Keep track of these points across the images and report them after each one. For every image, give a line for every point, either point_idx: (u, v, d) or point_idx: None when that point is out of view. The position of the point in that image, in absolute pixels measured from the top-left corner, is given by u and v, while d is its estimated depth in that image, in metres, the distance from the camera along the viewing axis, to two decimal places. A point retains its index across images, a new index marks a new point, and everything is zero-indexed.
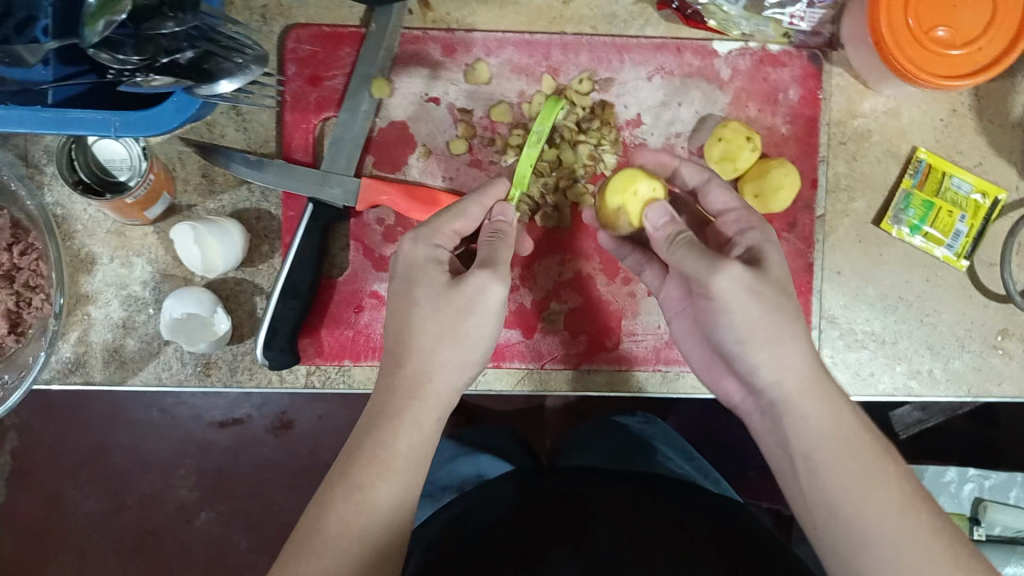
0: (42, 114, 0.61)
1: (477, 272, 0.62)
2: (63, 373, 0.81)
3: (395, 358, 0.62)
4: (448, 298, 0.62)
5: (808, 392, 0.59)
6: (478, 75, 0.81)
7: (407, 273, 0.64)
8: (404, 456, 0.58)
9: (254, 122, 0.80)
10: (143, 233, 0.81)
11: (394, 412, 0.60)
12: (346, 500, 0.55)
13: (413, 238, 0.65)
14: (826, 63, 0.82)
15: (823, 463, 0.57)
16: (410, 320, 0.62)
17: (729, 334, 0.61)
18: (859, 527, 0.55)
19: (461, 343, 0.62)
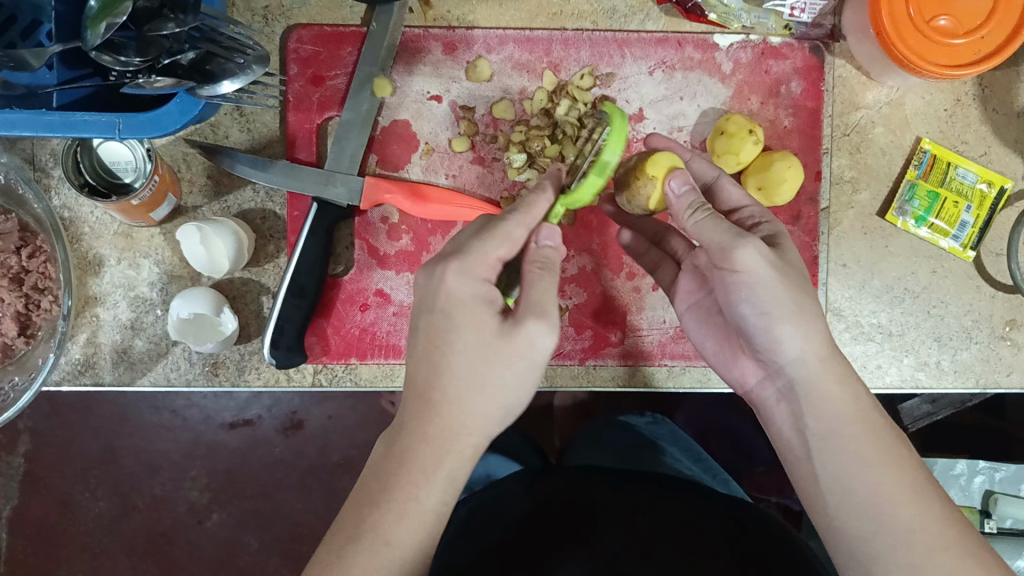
0: (47, 117, 0.61)
1: (530, 324, 0.59)
2: (73, 375, 0.82)
3: (428, 401, 0.59)
4: (496, 347, 0.59)
5: (827, 371, 0.61)
6: (479, 72, 0.81)
7: (449, 308, 0.60)
8: (434, 512, 0.58)
9: (258, 122, 0.81)
10: (150, 234, 0.82)
11: (427, 466, 0.58)
12: (371, 554, 0.56)
13: (458, 269, 0.60)
14: (828, 55, 0.82)
15: (838, 445, 0.60)
16: (450, 365, 0.59)
17: (751, 308, 0.62)
18: (874, 512, 0.57)
19: (503, 389, 0.60)
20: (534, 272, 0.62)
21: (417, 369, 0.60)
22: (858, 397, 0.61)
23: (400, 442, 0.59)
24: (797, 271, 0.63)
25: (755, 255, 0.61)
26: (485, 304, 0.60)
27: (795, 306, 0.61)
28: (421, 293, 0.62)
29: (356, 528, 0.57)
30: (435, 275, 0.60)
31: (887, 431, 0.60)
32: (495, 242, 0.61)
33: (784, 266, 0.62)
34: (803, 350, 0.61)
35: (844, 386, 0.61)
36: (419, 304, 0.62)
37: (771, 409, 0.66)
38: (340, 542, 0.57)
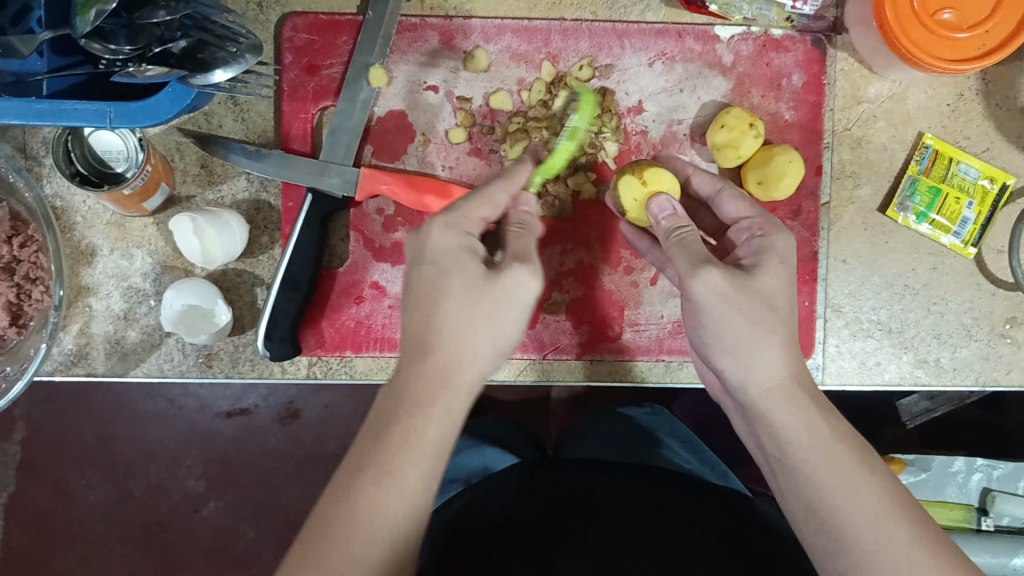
0: (36, 105, 0.60)
1: (514, 268, 0.59)
2: (65, 365, 0.81)
3: (423, 349, 0.57)
4: (484, 290, 0.58)
5: (774, 399, 0.59)
6: (477, 62, 0.80)
7: (438, 260, 0.59)
8: (435, 444, 0.54)
9: (252, 112, 0.80)
10: (143, 224, 0.81)
11: (427, 398, 0.55)
12: (376, 486, 0.52)
13: (442, 223, 0.60)
14: (830, 48, 0.81)
15: (794, 467, 0.58)
16: (439, 309, 0.58)
17: (705, 335, 0.62)
18: (838, 533, 0.55)
19: (495, 329, 0.59)
20: (513, 231, 0.63)
21: (410, 318, 0.59)
22: (812, 424, 0.58)
23: (396, 383, 0.56)
24: (755, 297, 0.60)
25: (708, 283, 0.60)
26: (470, 252, 0.60)
27: (741, 336, 0.60)
28: (409, 251, 0.62)
29: (359, 461, 0.53)
30: (423, 231, 0.60)
31: (846, 454, 0.57)
32: (480, 203, 0.62)
33: (738, 296, 0.60)
34: (745, 377, 0.60)
35: (796, 413, 0.59)
36: (408, 262, 0.61)
37: (738, 425, 0.66)
38: (342, 482, 0.53)
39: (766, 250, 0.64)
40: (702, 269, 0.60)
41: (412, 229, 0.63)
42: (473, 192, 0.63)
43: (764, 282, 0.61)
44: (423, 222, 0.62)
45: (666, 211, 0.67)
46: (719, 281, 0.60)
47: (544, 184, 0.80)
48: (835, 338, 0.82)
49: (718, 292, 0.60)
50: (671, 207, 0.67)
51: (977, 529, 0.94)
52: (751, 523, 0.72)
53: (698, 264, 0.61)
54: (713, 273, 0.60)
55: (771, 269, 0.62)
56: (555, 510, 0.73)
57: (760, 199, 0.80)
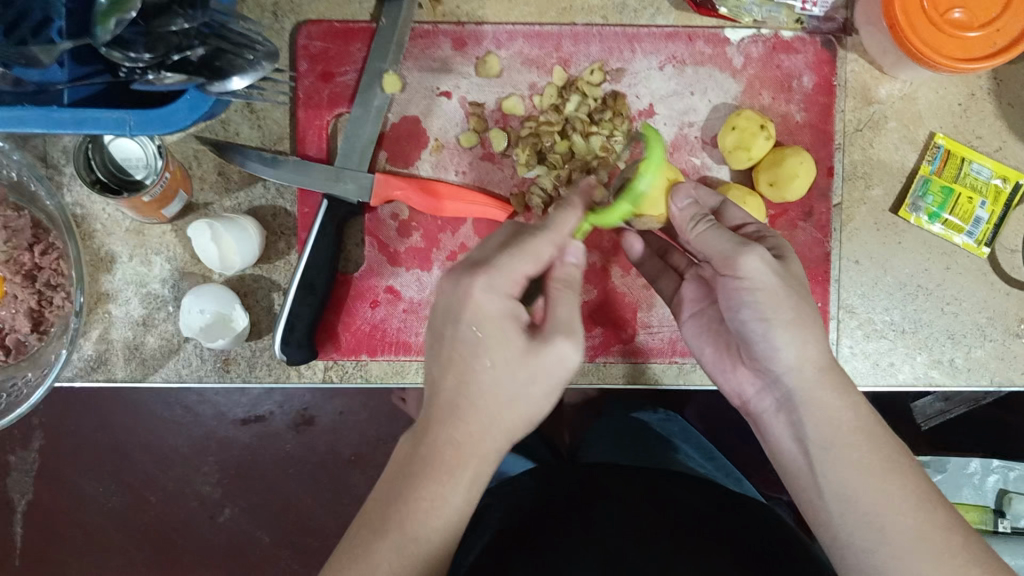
0: (57, 114, 0.62)
1: (558, 340, 0.59)
2: (85, 371, 0.82)
3: (454, 411, 0.58)
4: (526, 362, 0.59)
5: (825, 379, 0.62)
6: (488, 67, 0.81)
7: (479, 328, 0.58)
8: (458, 510, 0.58)
9: (268, 119, 0.81)
10: (161, 231, 0.82)
11: (454, 468, 0.58)
12: (398, 550, 0.56)
13: (485, 286, 0.58)
14: (840, 49, 0.81)
15: (841, 455, 0.59)
16: (481, 381, 0.59)
17: (751, 313, 0.63)
18: (880, 522, 0.57)
19: (528, 398, 0.60)
20: (557, 289, 0.62)
21: (442, 377, 0.59)
22: (858, 406, 0.61)
23: (428, 442, 0.58)
24: (799, 281, 0.63)
25: (757, 261, 0.61)
26: (511, 321, 0.59)
27: (794, 315, 0.61)
28: (446, 300, 0.60)
29: (383, 523, 0.57)
30: (463, 287, 0.58)
31: (888, 439, 0.60)
32: (524, 259, 0.59)
33: (784, 274, 0.62)
34: (800, 358, 0.61)
35: (843, 394, 0.61)
36: (442, 314, 0.60)
37: (772, 426, 0.65)
38: (367, 535, 0.57)
39: (781, 243, 0.67)
40: (754, 244, 0.62)
41: (450, 273, 0.60)
42: (516, 244, 0.60)
43: (796, 267, 0.64)
44: (462, 272, 0.59)
45: (686, 201, 0.69)
46: (768, 259, 0.62)
47: (555, 188, 0.80)
48: (848, 339, 0.81)
49: (770, 267, 0.62)
50: (690, 198, 0.69)
51: (994, 531, 0.94)
52: (767, 530, 0.72)
53: (745, 242, 0.62)
54: (764, 249, 0.62)
55: (793, 255, 0.66)
56: (561, 515, 0.74)
57: (771, 200, 0.80)
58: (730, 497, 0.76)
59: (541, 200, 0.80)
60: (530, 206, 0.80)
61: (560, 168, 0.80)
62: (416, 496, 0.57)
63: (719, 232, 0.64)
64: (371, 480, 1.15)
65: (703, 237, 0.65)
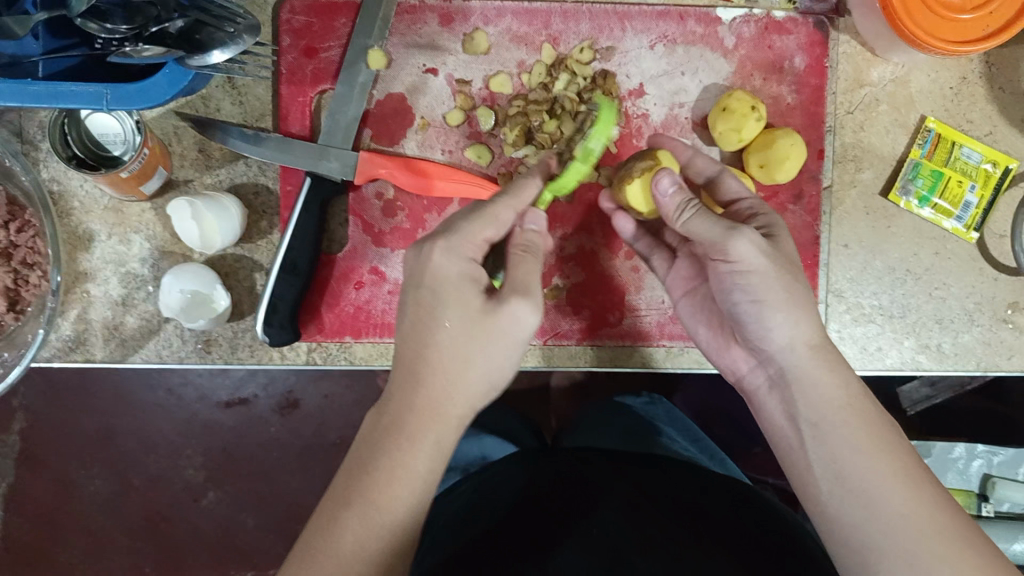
0: (32, 88, 0.60)
1: (513, 302, 0.60)
2: (63, 351, 0.80)
3: (416, 377, 0.58)
4: (484, 324, 0.60)
5: (818, 357, 0.62)
6: (476, 44, 0.79)
7: (439, 292, 0.60)
8: (422, 479, 0.57)
9: (249, 95, 0.79)
10: (141, 210, 0.81)
11: (415, 434, 0.57)
12: (362, 521, 0.54)
13: (444, 248, 0.60)
14: (833, 31, 0.80)
15: (829, 430, 0.59)
16: (441, 346, 0.59)
17: (743, 295, 0.63)
18: (865, 497, 0.56)
19: (490, 360, 0.60)
20: (518, 254, 0.64)
21: (406, 344, 0.60)
22: (851, 385, 0.61)
23: (389, 413, 0.58)
24: (793, 261, 0.63)
25: (750, 246, 0.61)
26: (471, 284, 0.60)
27: (784, 296, 0.61)
28: (409, 268, 0.61)
29: (346, 496, 0.55)
30: (422, 253, 0.60)
31: (877, 417, 0.60)
32: (483, 223, 0.62)
33: (779, 255, 0.62)
34: (792, 337, 0.62)
35: (834, 372, 0.61)
36: (405, 279, 0.62)
37: (764, 404, 0.66)
38: (331, 511, 0.55)
39: (769, 222, 0.66)
40: (746, 227, 0.61)
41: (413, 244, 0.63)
42: (476, 210, 0.62)
43: (786, 246, 0.64)
44: (423, 240, 0.62)
45: (672, 186, 0.65)
46: (758, 242, 0.61)
47: None
48: (836, 323, 0.81)
49: (759, 247, 0.61)
50: (675, 183, 0.65)
51: (979, 515, 0.94)
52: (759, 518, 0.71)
53: (737, 225, 0.61)
54: (757, 234, 0.61)
55: (785, 235, 0.65)
56: (552, 495, 0.74)
57: (762, 183, 0.79)
58: (733, 494, 0.74)
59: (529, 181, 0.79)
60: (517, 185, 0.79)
61: (548, 149, 0.78)
62: (377, 470, 0.56)
63: (703, 217, 0.63)
64: None
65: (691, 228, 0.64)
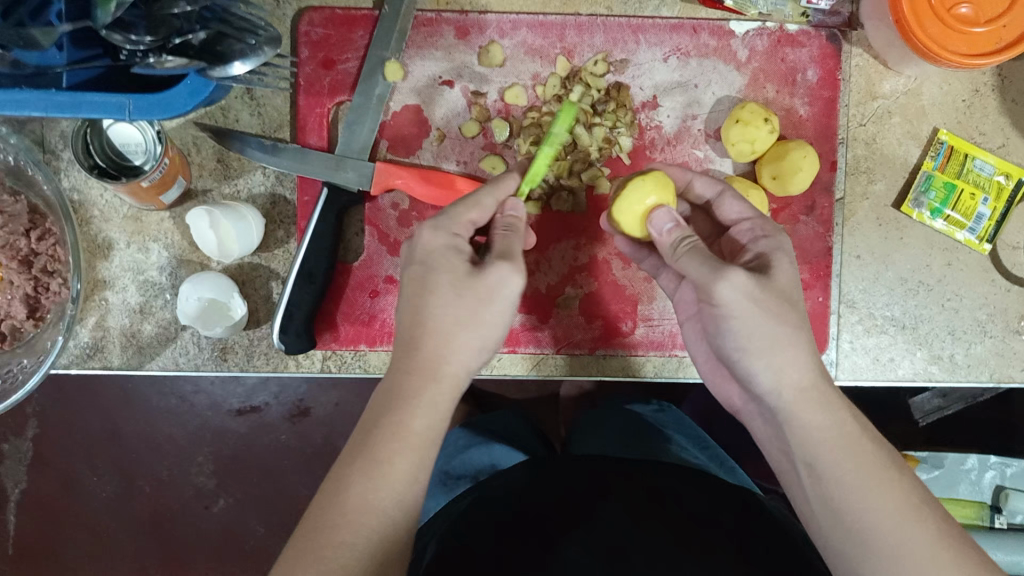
0: (57, 97, 0.62)
1: (497, 264, 0.62)
2: (81, 358, 0.81)
3: (413, 343, 0.60)
4: (472, 292, 0.61)
5: (806, 399, 0.60)
6: (491, 57, 0.80)
7: (425, 260, 0.63)
8: (423, 437, 0.57)
9: (268, 106, 0.80)
10: (159, 218, 0.82)
11: (419, 393, 0.58)
12: (368, 482, 0.54)
13: (430, 227, 0.64)
14: (845, 43, 0.81)
15: (823, 471, 0.58)
16: (434, 307, 0.60)
17: (731, 339, 0.62)
18: (863, 536, 0.56)
19: (485, 326, 0.62)
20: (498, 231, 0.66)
21: (404, 315, 0.62)
22: (844, 424, 0.59)
23: (393, 379, 0.59)
24: (778, 298, 0.61)
25: (733, 289, 0.60)
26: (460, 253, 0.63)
27: (771, 341, 0.60)
28: (406, 252, 0.65)
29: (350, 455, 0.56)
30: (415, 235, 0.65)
31: (875, 456, 0.58)
32: (468, 205, 0.66)
33: (761, 295, 0.61)
34: (777, 381, 0.61)
35: (825, 412, 0.60)
36: (404, 263, 0.65)
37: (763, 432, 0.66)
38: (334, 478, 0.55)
39: (773, 250, 0.65)
40: (730, 270, 0.60)
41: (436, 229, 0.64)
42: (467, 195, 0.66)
43: (782, 280, 0.62)
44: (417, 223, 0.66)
45: (667, 224, 0.67)
46: (743, 284, 0.60)
47: (558, 179, 0.81)
48: (848, 333, 0.81)
49: (744, 292, 0.60)
50: (671, 220, 0.67)
51: (991, 527, 0.94)
52: (761, 525, 0.71)
53: (723, 267, 0.61)
54: (739, 275, 0.60)
55: (782, 265, 0.64)
56: (547, 505, 0.74)
57: (774, 194, 0.80)
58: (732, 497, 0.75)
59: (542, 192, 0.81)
60: (531, 196, 0.80)
61: (562, 158, 0.80)
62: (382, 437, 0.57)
63: (693, 256, 0.63)
64: None
65: (681, 264, 0.64)
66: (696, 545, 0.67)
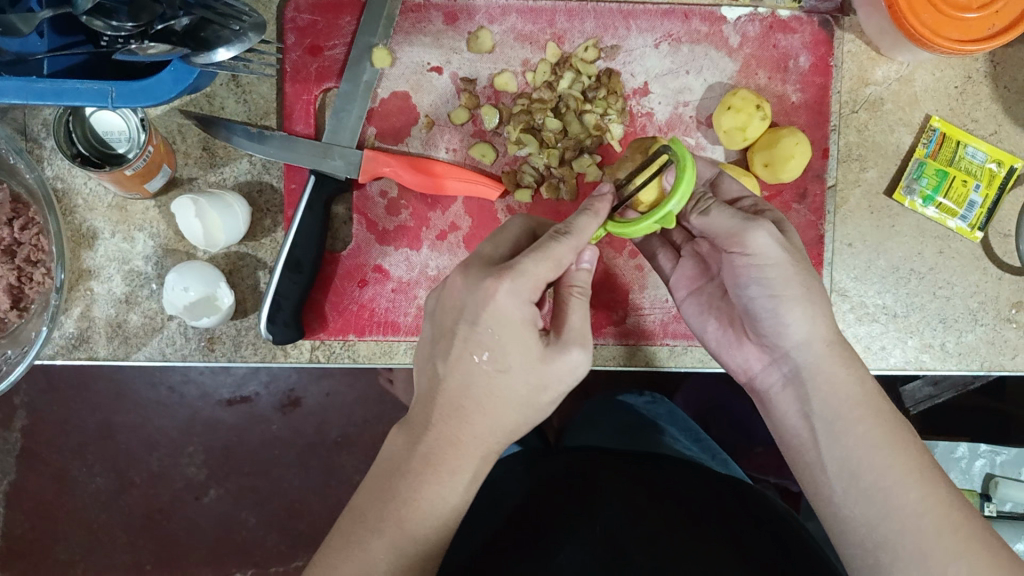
0: (37, 85, 0.60)
1: (572, 349, 0.60)
2: (67, 349, 0.80)
3: (456, 411, 0.58)
4: (536, 370, 0.59)
5: (832, 354, 0.61)
6: (481, 43, 0.79)
7: (494, 327, 0.57)
8: (453, 509, 0.58)
9: (254, 93, 0.79)
10: (144, 207, 0.81)
11: (454, 468, 0.57)
12: (393, 547, 0.55)
13: (510, 291, 0.56)
14: (837, 29, 0.80)
15: (845, 428, 0.59)
16: (488, 383, 0.58)
17: (761, 290, 0.62)
18: (881, 496, 0.57)
19: (535, 394, 0.60)
20: (574, 296, 0.62)
21: (447, 375, 0.58)
22: (864, 381, 0.61)
23: (427, 441, 0.58)
24: (805, 254, 0.62)
25: (767, 239, 0.60)
26: (532, 325, 0.58)
27: (804, 293, 0.61)
28: (461, 301, 0.58)
29: (378, 521, 0.56)
30: (483, 292, 0.57)
31: (892, 413, 0.60)
32: (544, 262, 0.57)
33: (793, 248, 0.61)
34: (808, 334, 0.61)
35: (850, 368, 0.61)
36: (456, 312, 0.58)
37: (777, 403, 0.64)
38: (360, 531, 0.56)
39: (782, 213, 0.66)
40: (763, 219, 0.60)
41: (469, 273, 0.59)
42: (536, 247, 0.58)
43: (797, 240, 0.63)
44: (484, 274, 0.57)
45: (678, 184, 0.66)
46: (776, 234, 0.60)
47: (548, 167, 0.80)
48: (840, 322, 0.81)
49: (778, 241, 0.60)
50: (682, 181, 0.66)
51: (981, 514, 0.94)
52: (770, 523, 0.70)
53: (754, 218, 0.61)
54: (772, 226, 0.60)
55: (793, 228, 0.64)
56: (545, 491, 0.74)
57: (766, 182, 0.79)
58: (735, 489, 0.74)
59: (532, 179, 0.80)
60: (520, 183, 0.80)
61: (552, 146, 0.79)
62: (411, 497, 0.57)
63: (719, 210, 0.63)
64: (358, 462, 1.14)
65: (709, 217, 0.63)
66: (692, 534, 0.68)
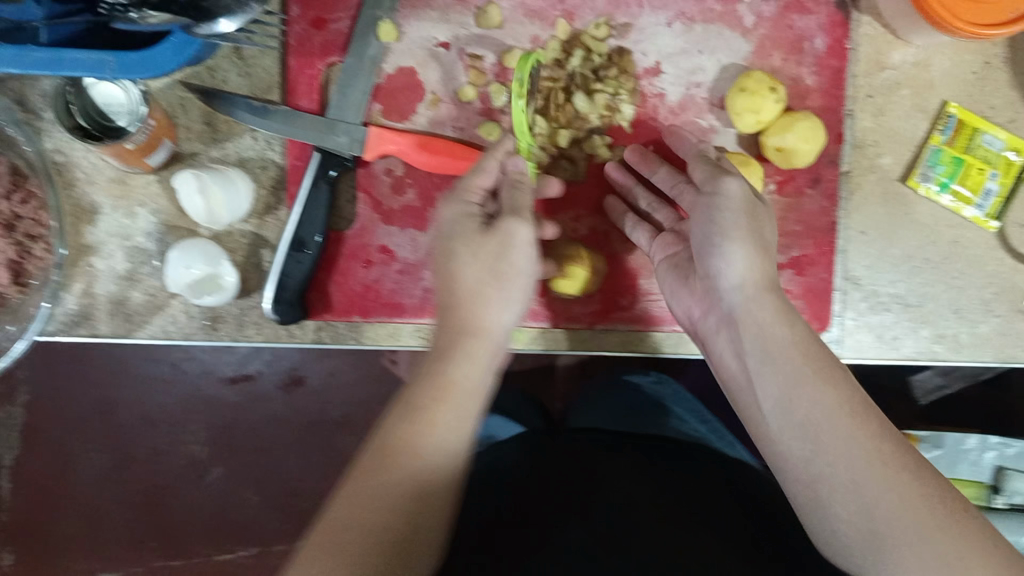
0: (29, 53, 0.58)
1: (509, 218, 0.66)
2: (67, 326, 0.79)
3: (448, 311, 0.65)
4: (496, 256, 0.65)
5: (758, 299, 0.62)
6: (490, 18, 0.77)
7: (455, 233, 0.67)
8: (468, 393, 0.60)
9: (257, 67, 0.78)
10: (146, 182, 0.79)
11: (455, 356, 0.62)
12: (408, 424, 0.57)
13: (452, 198, 0.69)
14: (854, 11, 0.78)
15: (775, 371, 0.58)
16: (464, 281, 0.65)
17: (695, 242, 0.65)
18: (817, 435, 0.55)
19: (509, 287, 0.65)
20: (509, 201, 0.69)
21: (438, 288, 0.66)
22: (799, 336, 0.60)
23: (437, 348, 0.63)
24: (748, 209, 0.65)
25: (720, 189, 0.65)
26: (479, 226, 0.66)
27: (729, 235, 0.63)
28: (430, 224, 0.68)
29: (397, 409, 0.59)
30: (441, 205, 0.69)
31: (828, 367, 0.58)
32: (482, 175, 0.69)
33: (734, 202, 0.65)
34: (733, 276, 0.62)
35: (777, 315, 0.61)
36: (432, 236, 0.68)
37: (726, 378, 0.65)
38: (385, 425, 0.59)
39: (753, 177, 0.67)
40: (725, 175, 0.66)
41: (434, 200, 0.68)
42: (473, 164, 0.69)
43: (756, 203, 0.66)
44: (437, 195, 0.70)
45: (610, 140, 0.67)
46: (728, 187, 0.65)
47: (557, 146, 0.78)
48: (852, 311, 0.80)
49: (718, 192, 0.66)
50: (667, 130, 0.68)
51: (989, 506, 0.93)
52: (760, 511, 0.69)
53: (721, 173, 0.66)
54: (732, 181, 0.65)
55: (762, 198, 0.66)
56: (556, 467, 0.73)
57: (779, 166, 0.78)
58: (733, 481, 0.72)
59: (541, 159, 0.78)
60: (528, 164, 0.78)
61: (563, 125, 0.77)
62: (423, 390, 0.60)
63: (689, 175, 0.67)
64: (357, 441, 1.14)
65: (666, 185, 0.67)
66: (720, 528, 0.67)
